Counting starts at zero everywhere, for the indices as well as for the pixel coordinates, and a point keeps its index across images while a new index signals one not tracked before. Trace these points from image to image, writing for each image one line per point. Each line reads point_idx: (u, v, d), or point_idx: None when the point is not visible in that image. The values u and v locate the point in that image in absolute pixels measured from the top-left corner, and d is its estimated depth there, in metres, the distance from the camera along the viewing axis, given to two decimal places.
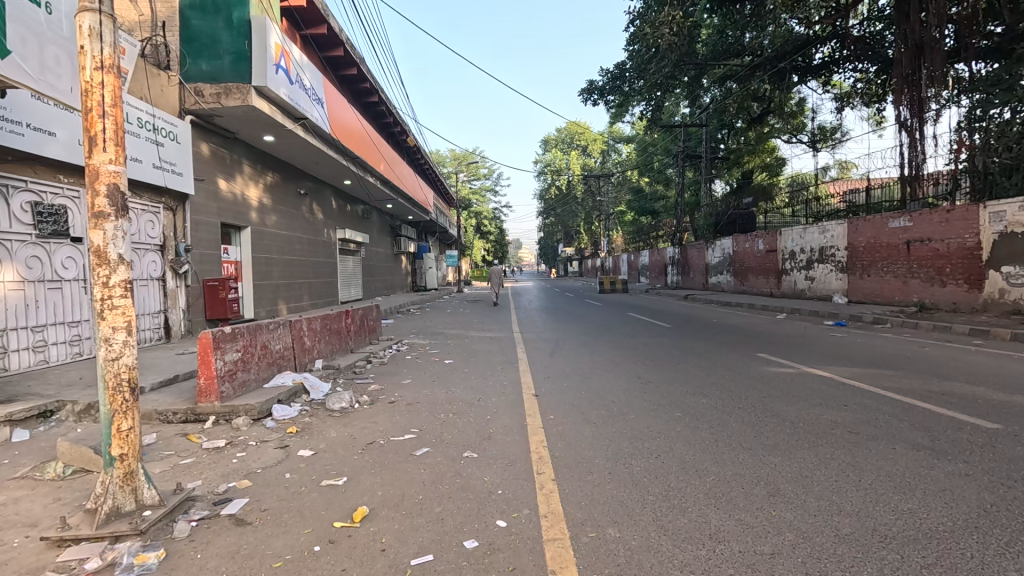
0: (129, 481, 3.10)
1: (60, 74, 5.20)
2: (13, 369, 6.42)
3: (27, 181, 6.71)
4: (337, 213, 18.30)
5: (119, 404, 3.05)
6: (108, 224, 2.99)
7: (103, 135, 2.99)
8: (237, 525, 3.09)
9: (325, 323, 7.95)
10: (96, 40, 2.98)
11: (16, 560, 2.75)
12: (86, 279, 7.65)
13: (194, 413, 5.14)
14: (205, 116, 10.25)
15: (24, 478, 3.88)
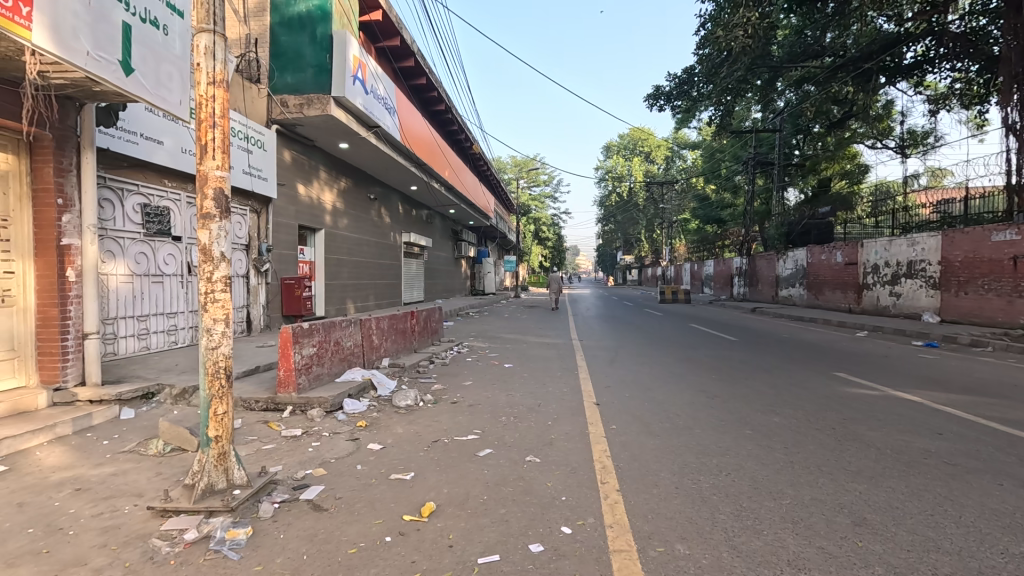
0: (223, 461, 3.37)
1: (172, 88, 5.73)
2: (121, 353, 7.12)
3: (139, 186, 7.47)
4: (403, 217, 18.98)
5: (216, 389, 3.32)
6: (213, 224, 3.29)
7: (213, 144, 3.28)
8: (315, 510, 3.27)
9: (391, 323, 8.26)
10: (210, 58, 3.29)
11: (126, 526, 3.06)
12: (183, 274, 8.39)
13: (274, 402, 5.48)
14: (289, 126, 10.99)
15: (131, 452, 4.30)
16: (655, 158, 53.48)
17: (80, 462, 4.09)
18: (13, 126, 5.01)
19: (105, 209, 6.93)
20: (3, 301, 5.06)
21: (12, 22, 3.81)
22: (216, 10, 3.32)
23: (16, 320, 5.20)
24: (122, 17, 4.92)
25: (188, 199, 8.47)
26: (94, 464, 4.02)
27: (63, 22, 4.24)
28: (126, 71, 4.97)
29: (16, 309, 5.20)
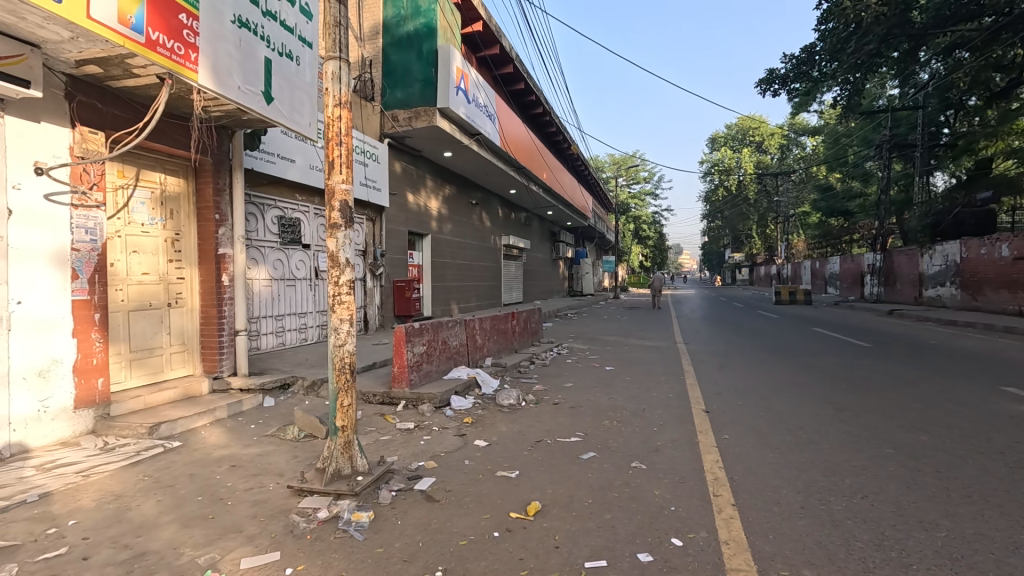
0: (348, 448, 3.69)
1: (303, 112, 6.40)
2: (264, 348, 8.11)
3: (276, 200, 8.46)
4: (503, 220, 19.45)
5: (342, 383, 3.65)
6: (340, 233, 3.63)
7: (339, 160, 3.62)
8: (427, 501, 3.47)
9: (493, 323, 8.49)
10: (337, 82, 3.63)
11: (271, 501, 3.47)
12: (312, 278, 9.35)
13: (389, 396, 5.89)
14: (399, 138, 11.79)
15: (273, 436, 4.88)
16: (768, 147, 49.44)
17: (234, 442, 4.74)
18: (184, 155, 5.92)
19: (251, 222, 7.94)
20: (176, 303, 6.04)
21: (183, 67, 4.51)
22: (341, 39, 3.67)
23: (186, 318, 6.17)
24: (264, 53, 5.60)
25: (315, 211, 9.42)
26: (245, 445, 4.63)
27: (221, 63, 4.93)
28: (267, 100, 5.64)
29: (186, 308, 6.17)
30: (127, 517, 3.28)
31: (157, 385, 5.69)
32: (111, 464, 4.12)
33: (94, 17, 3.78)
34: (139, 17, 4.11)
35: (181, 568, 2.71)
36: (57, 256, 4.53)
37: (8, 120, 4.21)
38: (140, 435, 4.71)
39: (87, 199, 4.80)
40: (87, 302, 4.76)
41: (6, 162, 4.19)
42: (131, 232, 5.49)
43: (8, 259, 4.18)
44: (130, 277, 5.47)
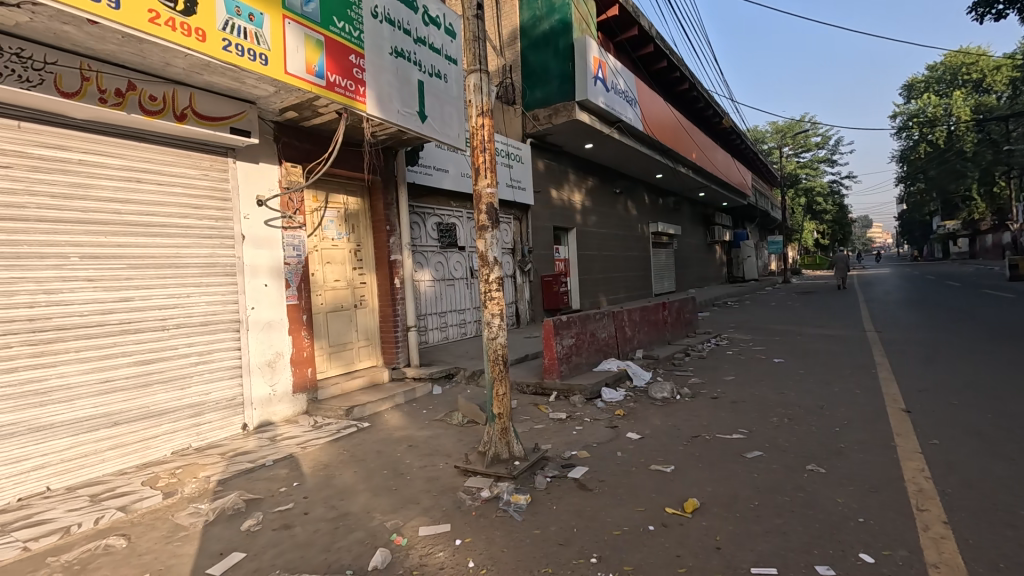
0: (504, 434, 3.93)
1: (452, 125, 6.95)
2: (431, 342, 9.03)
3: (434, 209, 9.31)
4: (649, 207, 18.70)
5: (496, 373, 3.91)
6: (488, 234, 3.89)
7: (484, 165, 3.89)
8: (581, 489, 3.56)
9: (643, 314, 8.25)
10: (479, 93, 3.90)
11: (442, 479, 3.88)
12: (468, 277, 10.11)
13: (541, 387, 6.12)
14: (540, 137, 12.09)
15: (442, 421, 5.42)
16: (991, 84, 39.36)
17: (410, 424, 5.39)
18: (360, 177, 6.87)
19: (415, 230, 8.87)
20: (361, 304, 7.06)
21: (356, 102, 5.27)
22: (480, 52, 3.91)
23: (369, 316, 7.16)
24: (418, 76, 6.22)
25: (468, 215, 10.15)
26: (419, 428, 5.23)
27: (384, 93, 5.63)
28: (421, 118, 6.25)
29: (369, 309, 7.17)
30: (332, 482, 3.97)
31: (350, 374, 6.72)
32: (320, 438, 5.00)
33: (290, 71, 4.61)
34: (322, 65, 4.89)
35: (374, 529, 3.19)
36: (274, 269, 5.64)
37: (238, 164, 5.36)
38: (340, 415, 5.63)
39: (293, 222, 5.87)
40: (297, 305, 5.85)
41: (238, 197, 5.34)
42: (325, 246, 6.56)
43: (244, 274, 5.33)
44: (326, 284, 6.54)
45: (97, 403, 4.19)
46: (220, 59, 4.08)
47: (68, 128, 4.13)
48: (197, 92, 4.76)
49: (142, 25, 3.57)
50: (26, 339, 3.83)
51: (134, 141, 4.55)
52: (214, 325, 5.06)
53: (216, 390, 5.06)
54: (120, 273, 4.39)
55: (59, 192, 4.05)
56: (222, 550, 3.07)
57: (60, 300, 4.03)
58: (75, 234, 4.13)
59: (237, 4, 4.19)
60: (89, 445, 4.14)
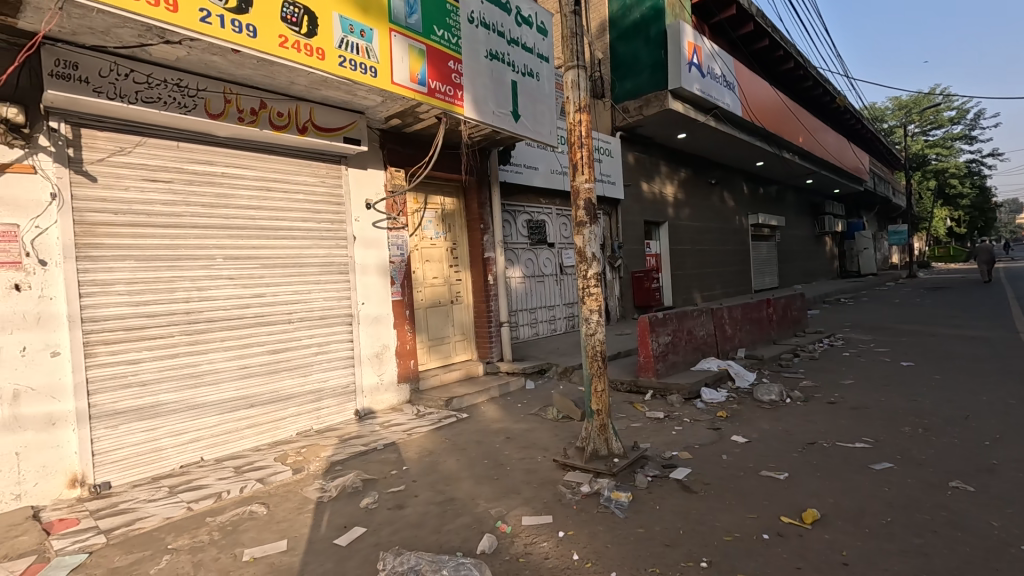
0: (603, 431, 3.89)
1: (545, 122, 6.99)
2: (522, 337, 9.20)
3: (525, 206, 9.43)
4: (748, 198, 17.52)
5: (595, 369, 3.90)
6: (586, 230, 3.89)
7: (582, 161, 3.90)
8: (685, 491, 3.45)
9: (745, 311, 7.78)
10: (576, 90, 3.90)
11: (542, 472, 3.95)
12: (558, 274, 10.14)
13: (636, 385, 6.00)
14: (630, 129, 11.78)
15: (537, 415, 5.51)
16: None
17: (506, 417, 5.54)
18: (456, 177, 7.14)
19: (507, 228, 9.06)
20: (457, 300, 7.36)
21: (455, 105, 5.49)
22: (577, 47, 3.92)
23: (465, 312, 7.44)
24: (511, 76, 6.34)
25: (557, 211, 10.17)
26: (515, 421, 5.36)
27: (480, 95, 5.82)
28: (515, 118, 6.36)
29: (465, 304, 7.45)
30: (437, 469, 4.19)
31: (447, 367, 7.04)
32: (424, 426, 5.31)
33: (396, 80, 4.91)
34: (424, 73, 5.16)
35: (480, 515, 3.33)
36: (381, 267, 6.05)
37: (349, 171, 5.81)
38: (440, 406, 5.93)
39: (397, 223, 6.25)
40: (401, 301, 6.22)
41: (350, 201, 5.79)
42: (424, 245, 6.91)
43: (355, 272, 5.78)
44: (426, 281, 6.90)
45: (237, 386, 4.78)
46: (337, 74, 4.45)
47: (213, 145, 4.73)
48: (316, 106, 5.20)
49: (273, 49, 3.99)
50: (184, 329, 4.46)
51: (264, 154, 5.09)
52: (330, 319, 5.55)
53: (333, 378, 5.55)
54: (255, 272, 4.95)
55: (207, 202, 4.65)
56: (345, 524, 3.37)
57: (208, 296, 4.63)
58: (219, 239, 4.72)
59: (350, 22, 4.54)
60: (232, 423, 4.74)
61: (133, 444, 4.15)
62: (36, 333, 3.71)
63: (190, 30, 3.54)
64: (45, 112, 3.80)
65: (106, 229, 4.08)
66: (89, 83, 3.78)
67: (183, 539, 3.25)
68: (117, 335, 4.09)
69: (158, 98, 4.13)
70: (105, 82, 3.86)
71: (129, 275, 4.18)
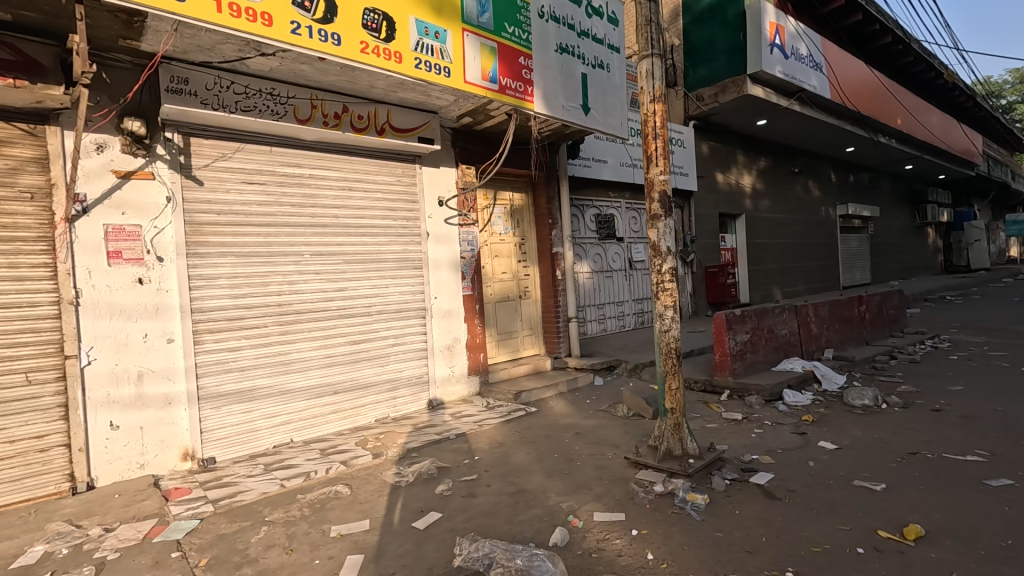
0: (678, 430, 3.78)
1: (615, 114, 6.85)
2: (589, 333, 9.11)
3: (594, 200, 9.30)
4: (837, 187, 16.22)
5: (669, 367, 3.80)
6: (660, 223, 3.79)
7: (656, 152, 3.79)
8: (767, 496, 3.28)
9: (834, 309, 7.23)
10: (651, 79, 3.80)
11: (613, 469, 3.91)
12: (627, 269, 9.93)
13: (711, 384, 5.77)
14: (705, 118, 11.26)
15: (607, 412, 5.44)
16: None
17: (575, 412, 5.52)
18: (525, 173, 7.18)
19: (575, 222, 8.99)
20: (526, 295, 7.41)
21: (525, 101, 5.52)
22: (652, 35, 3.81)
23: (533, 307, 7.48)
24: (581, 69, 6.27)
25: (627, 204, 9.94)
26: (584, 416, 5.34)
27: (550, 89, 5.81)
28: (585, 111, 6.29)
29: (533, 299, 7.49)
30: (508, 460, 4.27)
31: (516, 361, 7.12)
32: (494, 418, 5.41)
33: (468, 79, 5.01)
34: (495, 70, 5.22)
35: (551, 508, 3.35)
36: (452, 263, 6.22)
37: (423, 169, 6.01)
38: (509, 399, 6.01)
39: (468, 219, 6.40)
40: (471, 296, 6.36)
41: (423, 199, 6.00)
42: (494, 240, 7.02)
43: (428, 268, 5.98)
44: (495, 275, 7.01)
45: (322, 373, 5.11)
46: (413, 76, 4.61)
47: (302, 149, 5.06)
48: (393, 108, 5.42)
49: (355, 55, 4.21)
50: (276, 320, 4.83)
51: (346, 156, 5.38)
52: (405, 312, 5.78)
53: (408, 369, 5.78)
54: (337, 267, 5.26)
55: (296, 202, 4.99)
56: (422, 508, 3.52)
57: (297, 290, 4.98)
58: (306, 236, 5.05)
59: (425, 25, 4.68)
60: (318, 408, 5.07)
61: (234, 424, 4.56)
62: (154, 322, 4.17)
63: (282, 42, 3.81)
64: (162, 124, 4.25)
65: (211, 228, 4.49)
66: (197, 96, 4.18)
67: (278, 513, 3.54)
68: (220, 324, 4.51)
69: (254, 107, 4.49)
70: (210, 94, 4.25)
71: (231, 270, 4.58)
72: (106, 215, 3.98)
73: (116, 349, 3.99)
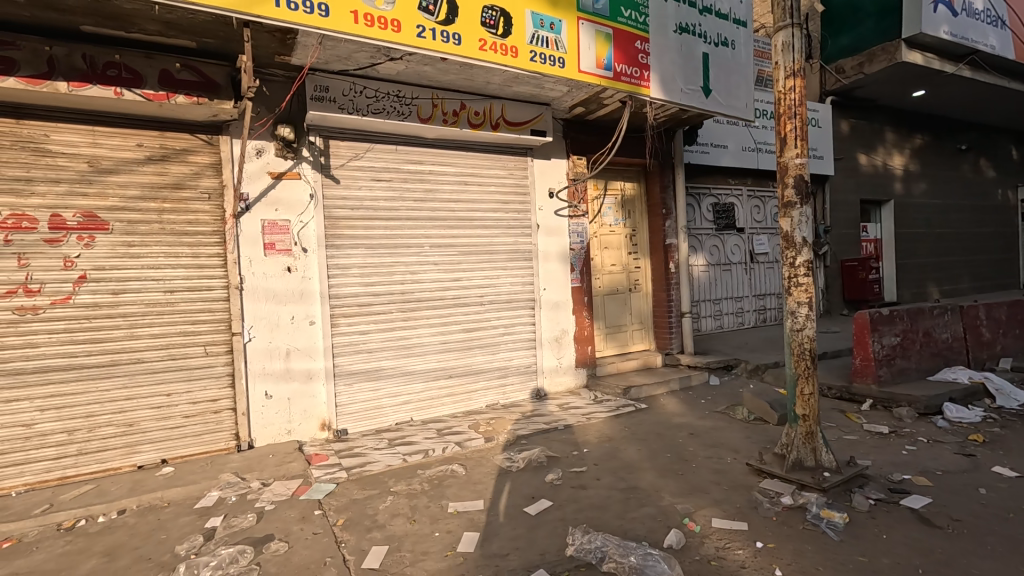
0: (810, 439, 3.44)
1: (740, 95, 6.33)
2: (703, 330, 8.62)
3: (711, 188, 8.72)
4: (1019, 165, 13.55)
5: (802, 369, 3.46)
6: (795, 211, 3.45)
7: (792, 133, 3.46)
8: (924, 523, 2.87)
9: (1013, 312, 6.07)
10: (788, 53, 3.47)
11: (733, 475, 3.67)
12: (748, 262, 9.20)
13: (849, 391, 5.17)
14: (846, 93, 9.99)
15: (724, 414, 5.12)
16: None
17: (689, 412, 5.27)
18: (639, 162, 6.93)
19: (690, 212, 8.52)
20: (636, 288, 7.20)
21: (641, 87, 5.32)
22: (792, 4, 3.46)
23: (643, 300, 7.25)
24: (702, 48, 5.88)
25: (749, 192, 9.19)
26: (700, 417, 5.07)
27: (668, 73, 5.53)
28: (706, 93, 5.90)
29: (644, 293, 7.25)
30: (618, 455, 4.20)
31: (624, 355, 6.97)
32: (602, 412, 5.35)
33: (583, 69, 4.95)
34: (610, 57, 5.09)
35: (665, 508, 3.24)
36: (562, 254, 6.22)
37: (534, 162, 6.06)
38: (618, 394, 5.91)
39: (578, 210, 6.35)
40: (580, 288, 6.32)
41: (534, 191, 6.06)
42: (603, 232, 6.90)
43: (538, 259, 6.05)
44: (604, 268, 6.89)
45: (438, 358, 5.42)
46: (528, 70, 4.66)
47: (423, 147, 5.37)
48: (507, 103, 5.53)
49: (474, 53, 4.35)
50: (399, 307, 5.21)
51: (462, 152, 5.61)
52: (516, 303, 5.92)
53: (518, 358, 5.92)
54: (453, 259, 5.52)
55: (418, 197, 5.32)
56: (532, 495, 3.60)
57: (417, 279, 5.31)
58: (426, 229, 5.36)
59: (541, 17, 4.70)
60: (435, 391, 5.39)
61: (363, 400, 5.02)
62: (300, 306, 4.71)
63: (409, 46, 4.06)
64: (307, 129, 4.75)
65: (346, 223, 4.95)
66: (335, 102, 4.61)
67: (402, 485, 3.84)
68: (353, 309, 4.97)
69: (383, 109, 4.84)
70: (346, 99, 4.66)
71: (361, 261, 5.02)
72: (264, 212, 4.57)
73: (270, 329, 4.57)
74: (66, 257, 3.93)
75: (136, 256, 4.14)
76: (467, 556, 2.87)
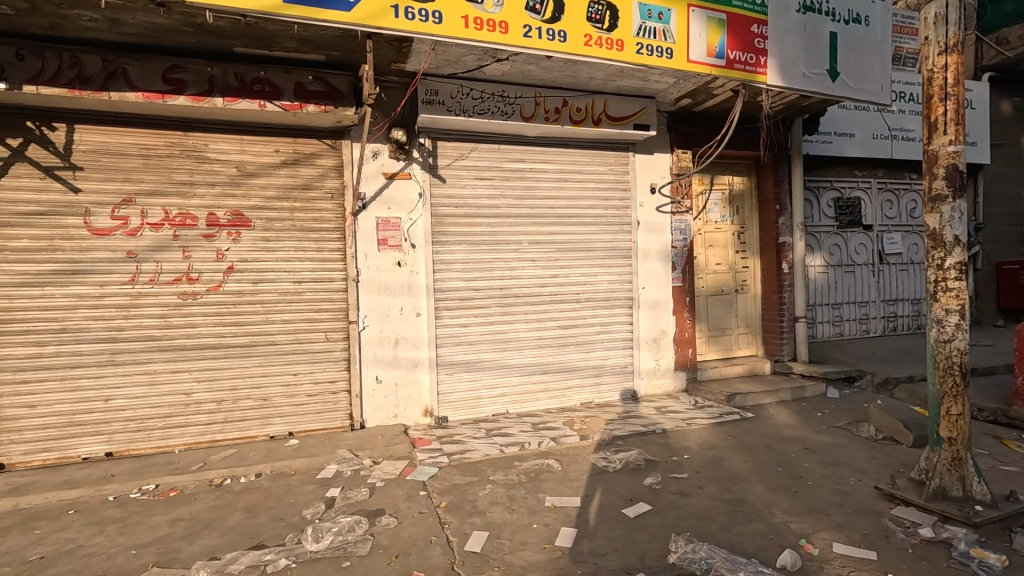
0: (958, 466, 3.01)
1: (874, 77, 5.66)
2: (820, 337, 7.88)
3: (834, 181, 7.92)
4: None
5: (948, 386, 3.04)
6: (944, 206, 3.04)
7: (944, 117, 3.05)
8: None
9: None
10: (941, 26, 3.06)
11: (857, 498, 3.33)
12: (876, 263, 8.24)
13: (1005, 415, 4.46)
14: (1009, 68, 8.55)
15: (845, 430, 4.65)
16: None
17: (803, 425, 4.85)
18: (750, 154, 6.48)
19: (807, 208, 7.81)
20: (743, 289, 6.76)
21: (756, 74, 4.97)
22: None
23: (751, 303, 6.79)
24: (830, 28, 5.34)
25: (879, 185, 8.22)
26: (815, 431, 4.65)
27: (788, 57, 5.11)
28: (833, 77, 5.35)
29: (752, 294, 6.79)
30: (722, 465, 3.98)
31: (728, 360, 6.57)
32: (703, 418, 5.11)
33: (692, 58, 4.72)
34: (722, 44, 4.81)
35: (777, 526, 3.02)
36: (663, 253, 6.01)
37: (636, 157, 5.91)
38: (721, 400, 5.60)
39: (682, 206, 6.09)
40: (681, 287, 6.07)
41: (635, 187, 5.91)
42: (708, 229, 6.56)
43: (637, 257, 5.89)
44: (708, 267, 6.54)
45: (534, 354, 5.49)
46: (634, 63, 4.55)
47: (524, 145, 5.45)
48: (610, 98, 5.44)
49: (579, 50, 4.33)
50: (498, 301, 5.35)
51: (563, 149, 5.62)
52: (613, 301, 5.82)
53: (614, 357, 5.83)
54: (551, 256, 5.55)
55: (518, 195, 5.42)
56: (630, 497, 3.53)
57: (516, 275, 5.42)
58: (525, 227, 5.45)
59: (649, 7, 4.56)
60: (530, 385, 5.48)
61: (462, 391, 5.23)
62: (408, 298, 5.01)
63: (515, 46, 4.14)
64: (417, 131, 5.02)
65: (450, 220, 5.18)
66: (444, 105, 4.84)
67: (500, 475, 3.96)
68: (454, 303, 5.19)
69: (488, 110, 4.99)
70: (453, 101, 4.87)
71: (464, 257, 5.22)
72: (378, 211, 4.92)
73: (382, 318, 4.92)
74: (219, 250, 4.52)
75: (273, 249, 4.66)
76: (565, 551, 2.89)
